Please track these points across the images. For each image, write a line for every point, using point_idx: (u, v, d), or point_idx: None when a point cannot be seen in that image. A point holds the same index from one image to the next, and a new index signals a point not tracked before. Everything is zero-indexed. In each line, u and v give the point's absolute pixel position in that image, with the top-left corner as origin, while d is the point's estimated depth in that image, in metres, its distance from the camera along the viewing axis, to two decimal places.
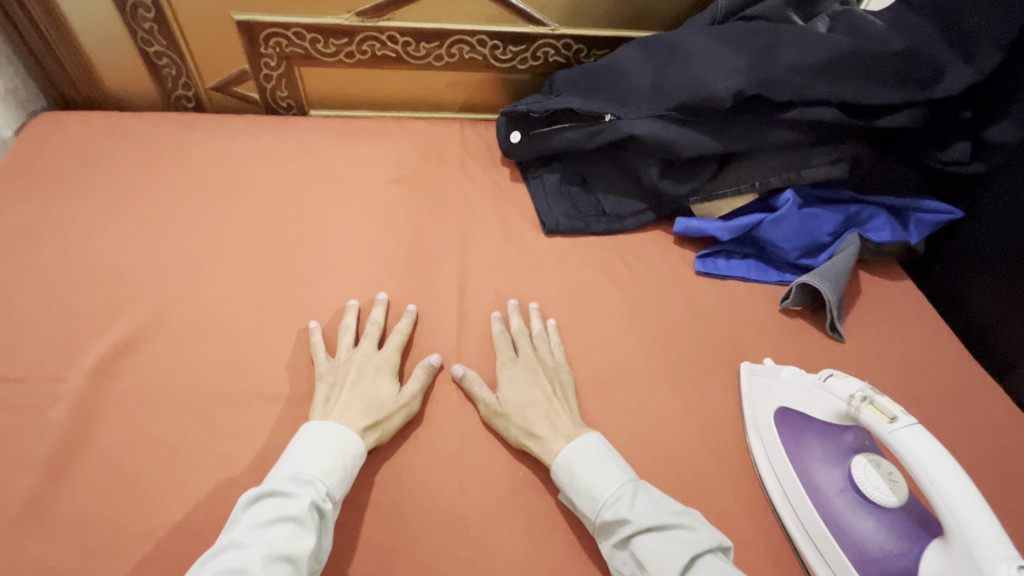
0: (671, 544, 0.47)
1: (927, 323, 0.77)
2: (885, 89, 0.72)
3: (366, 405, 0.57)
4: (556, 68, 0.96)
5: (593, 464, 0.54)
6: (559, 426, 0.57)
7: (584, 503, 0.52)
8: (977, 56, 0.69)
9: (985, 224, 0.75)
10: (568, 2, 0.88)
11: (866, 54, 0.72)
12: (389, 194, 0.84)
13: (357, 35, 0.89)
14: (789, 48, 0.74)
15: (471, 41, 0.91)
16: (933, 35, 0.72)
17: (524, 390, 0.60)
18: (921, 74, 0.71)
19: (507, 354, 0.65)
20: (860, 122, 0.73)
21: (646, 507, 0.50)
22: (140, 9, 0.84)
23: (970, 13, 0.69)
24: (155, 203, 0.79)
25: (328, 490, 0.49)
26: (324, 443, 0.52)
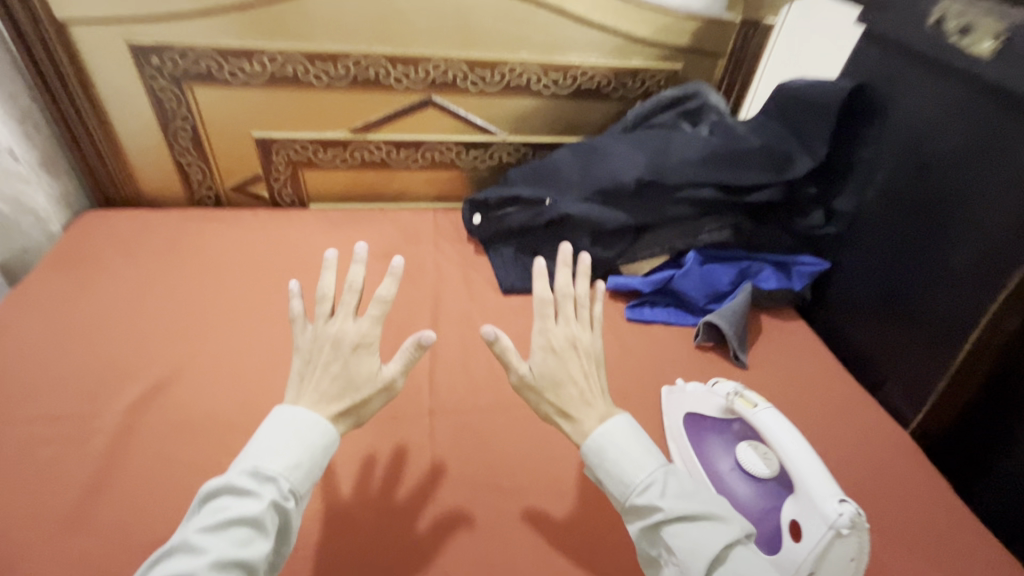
0: (703, 533, 0.52)
1: (814, 354, 0.95)
2: (751, 173, 0.96)
3: (338, 394, 0.58)
4: (508, 166, 1.20)
5: (623, 450, 0.58)
6: (589, 407, 0.62)
7: (614, 486, 0.58)
8: (814, 149, 0.94)
9: (845, 272, 0.96)
10: (515, 118, 1.14)
11: (735, 150, 0.97)
12: (374, 268, 1.03)
13: (351, 146, 1.12)
14: (679, 147, 0.99)
15: (441, 148, 1.16)
16: (784, 136, 0.98)
17: (561, 365, 0.63)
18: (776, 163, 0.96)
19: (549, 321, 0.65)
20: (735, 198, 0.97)
21: (676, 495, 0.55)
22: (180, 131, 1.06)
23: (805, 120, 0.95)
24: (179, 278, 0.96)
25: (291, 488, 0.52)
26: (288, 438, 0.54)
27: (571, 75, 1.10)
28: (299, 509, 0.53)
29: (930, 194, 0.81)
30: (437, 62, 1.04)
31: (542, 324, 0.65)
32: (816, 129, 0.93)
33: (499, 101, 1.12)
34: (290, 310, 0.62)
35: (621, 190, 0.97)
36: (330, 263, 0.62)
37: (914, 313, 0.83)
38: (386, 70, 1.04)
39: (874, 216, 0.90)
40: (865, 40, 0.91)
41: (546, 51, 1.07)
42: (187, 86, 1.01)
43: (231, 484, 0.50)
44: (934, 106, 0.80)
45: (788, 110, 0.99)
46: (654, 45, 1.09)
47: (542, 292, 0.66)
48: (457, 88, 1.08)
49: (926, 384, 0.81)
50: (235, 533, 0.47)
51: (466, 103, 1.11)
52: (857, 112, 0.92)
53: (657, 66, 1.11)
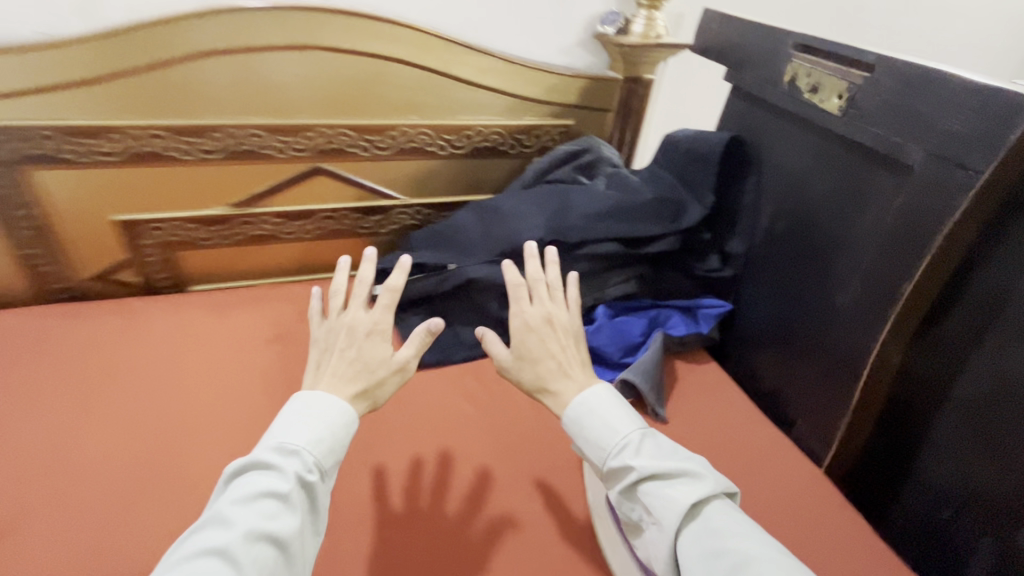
0: (670, 490, 0.62)
1: (726, 397, 0.97)
2: (647, 223, 0.97)
3: (355, 372, 0.69)
4: (411, 229, 1.16)
5: (601, 418, 0.70)
6: (565, 376, 0.76)
7: (595, 452, 0.69)
8: (702, 197, 0.98)
9: (747, 311, 1.00)
10: (412, 180, 1.11)
11: (630, 203, 0.99)
12: (266, 356, 0.95)
13: (233, 222, 1.03)
14: (578, 203, 1.00)
15: (336, 217, 1.09)
16: (675, 184, 1.01)
17: (537, 345, 0.78)
18: (669, 212, 0.98)
19: (525, 308, 0.81)
20: (635, 250, 0.97)
21: (646, 455, 0.66)
22: (19, 222, 0.92)
23: (691, 170, 0.99)
24: (25, 398, 0.83)
25: (314, 461, 0.60)
26: (310, 417, 0.62)
27: (466, 135, 1.08)
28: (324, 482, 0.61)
29: (810, 238, 0.85)
30: (322, 129, 0.99)
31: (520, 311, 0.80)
32: (703, 179, 0.97)
33: (394, 165, 1.08)
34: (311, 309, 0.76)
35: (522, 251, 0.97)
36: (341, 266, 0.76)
37: (810, 351, 0.87)
38: (266, 141, 0.97)
39: (767, 257, 0.95)
40: (736, 96, 0.97)
41: (436, 114, 1.05)
42: (28, 172, 0.89)
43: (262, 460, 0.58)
44: (802, 156, 0.85)
45: (676, 160, 1.03)
46: (544, 103, 1.10)
47: (516, 281, 0.83)
48: (346, 155, 1.03)
49: (834, 420, 0.84)
50: (268, 500, 0.54)
51: (358, 169, 1.06)
52: (738, 162, 0.98)
53: (549, 124, 1.12)
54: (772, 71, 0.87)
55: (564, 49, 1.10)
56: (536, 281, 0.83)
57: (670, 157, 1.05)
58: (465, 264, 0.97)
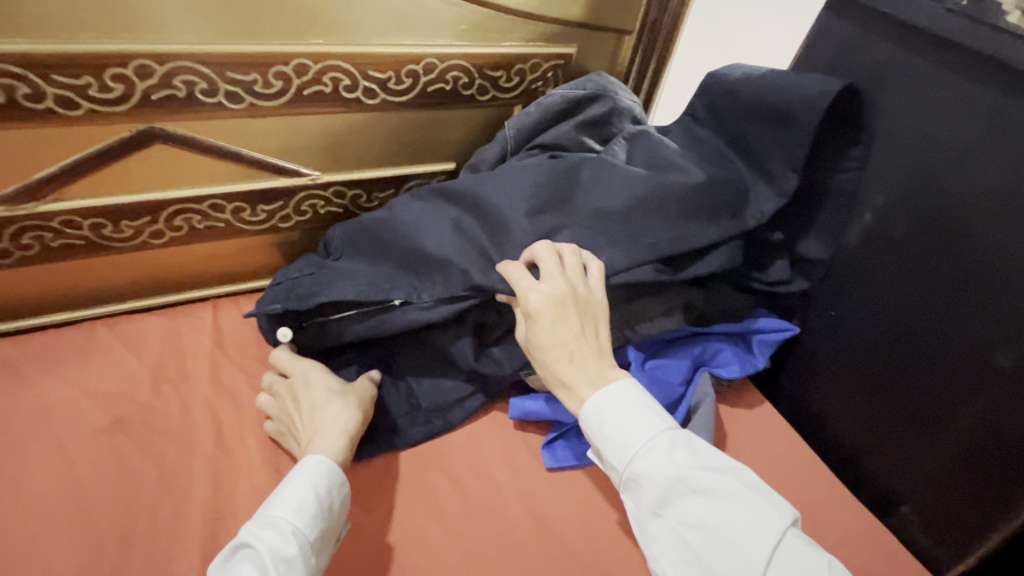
0: (724, 511, 0.45)
1: (791, 463, 0.71)
2: (702, 224, 0.62)
3: (329, 402, 0.59)
4: (329, 219, 0.76)
5: (626, 410, 0.51)
6: (584, 371, 0.53)
7: (613, 452, 0.51)
8: (776, 176, 0.63)
9: (820, 338, 0.72)
10: (324, 146, 0.69)
11: (667, 187, 0.63)
12: (86, 462, 0.56)
13: (7, 228, 0.60)
14: (590, 190, 0.65)
15: (202, 209, 0.68)
16: (729, 155, 0.67)
17: (548, 334, 0.53)
18: (729, 203, 0.63)
19: (530, 282, 0.54)
20: (676, 274, 0.63)
21: (683, 459, 0.48)
22: None
23: (755, 134, 0.65)
24: None
25: (295, 529, 0.47)
26: (290, 478, 0.51)
27: (408, 72, 0.67)
28: (312, 560, 0.47)
29: (964, 261, 0.56)
30: (146, 63, 0.55)
31: (523, 284, 0.55)
32: (779, 156, 0.62)
33: (292, 123, 0.66)
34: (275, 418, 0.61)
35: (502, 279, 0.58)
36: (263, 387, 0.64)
37: (939, 420, 0.60)
38: (34, 87, 0.53)
39: (865, 269, 0.65)
40: (846, 20, 0.63)
41: (357, 34, 0.62)
42: None
43: (234, 543, 0.46)
44: (971, 129, 0.54)
45: (730, 117, 0.67)
46: (530, 19, 0.70)
47: (509, 265, 0.57)
48: (203, 110, 0.60)
49: (964, 511, 0.59)
50: None
51: (229, 131, 0.63)
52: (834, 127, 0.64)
53: (537, 53, 0.72)
54: None
55: None
56: (540, 250, 0.57)
57: (721, 110, 0.68)
58: (415, 302, 0.61)
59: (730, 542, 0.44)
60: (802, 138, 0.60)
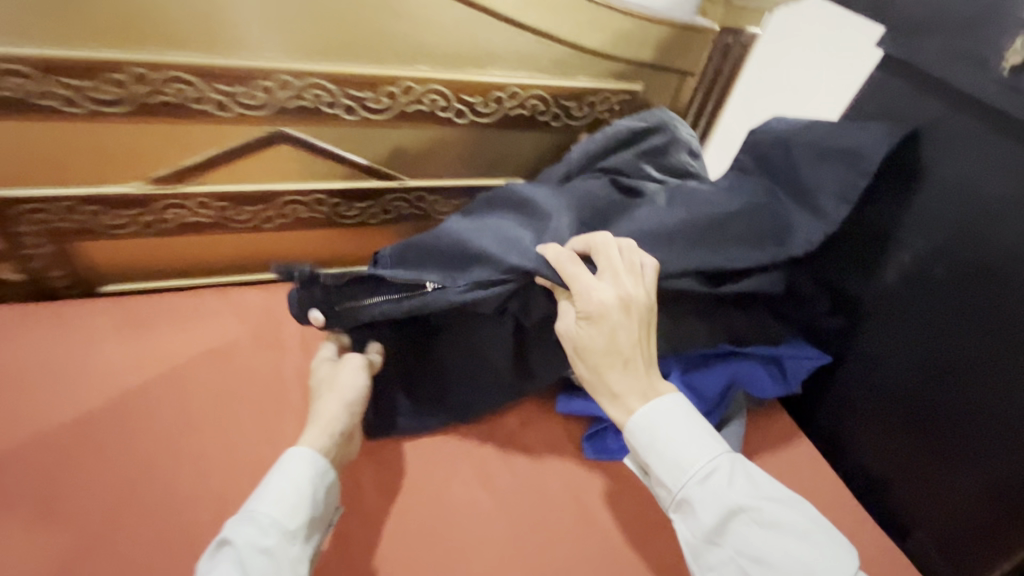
0: (780, 542, 0.52)
1: (817, 481, 0.75)
2: (746, 248, 0.68)
3: (330, 375, 0.67)
4: (409, 219, 0.86)
5: (685, 435, 0.58)
6: (634, 380, 0.60)
7: (671, 474, 0.57)
8: (824, 210, 0.68)
9: (854, 370, 0.76)
10: (415, 156, 0.80)
11: (709, 219, 0.69)
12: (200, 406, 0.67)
13: (156, 204, 0.72)
14: (646, 213, 0.71)
15: (307, 202, 0.79)
16: (775, 189, 0.71)
17: (604, 338, 0.60)
18: (771, 230, 0.69)
19: (591, 281, 0.61)
20: (713, 286, 0.69)
21: (740, 488, 0.55)
22: None
23: (807, 173, 0.69)
24: None
25: (274, 520, 0.53)
26: (274, 472, 0.56)
27: (494, 98, 0.76)
28: (294, 546, 0.53)
29: (1000, 308, 0.61)
30: (285, 78, 0.66)
31: (584, 283, 0.61)
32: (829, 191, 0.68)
33: (391, 134, 0.76)
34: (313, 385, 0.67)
35: (546, 262, 0.64)
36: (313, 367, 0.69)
37: (967, 454, 0.65)
38: (200, 91, 0.64)
39: (903, 309, 0.69)
40: (898, 78, 0.69)
41: (457, 64, 0.72)
42: None
43: (218, 539, 0.51)
44: (1008, 185, 0.60)
45: (780, 159, 0.72)
46: (606, 58, 0.78)
47: (566, 259, 0.63)
48: (324, 118, 0.71)
49: (981, 536, 0.65)
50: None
51: (341, 137, 0.74)
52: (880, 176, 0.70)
53: (607, 88, 0.81)
54: (979, 42, 0.61)
55: None
56: (601, 243, 0.65)
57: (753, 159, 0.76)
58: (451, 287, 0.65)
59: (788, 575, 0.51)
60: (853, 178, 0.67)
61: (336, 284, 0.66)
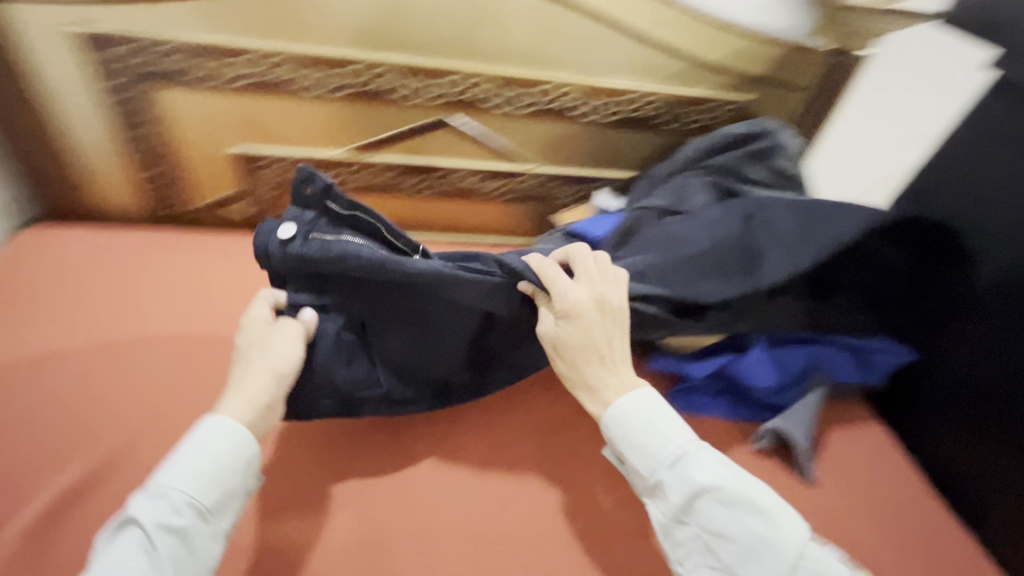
0: (738, 517, 0.58)
1: (887, 463, 0.81)
2: (716, 284, 0.76)
3: (265, 338, 0.65)
4: (534, 199, 1.03)
5: (652, 424, 0.64)
6: (610, 376, 0.67)
7: (643, 461, 0.63)
8: (813, 243, 0.76)
9: (941, 365, 0.81)
10: (546, 147, 0.96)
11: (697, 252, 0.78)
12: None
13: (350, 168, 0.94)
14: (688, 226, 0.81)
15: (456, 176, 0.98)
16: (747, 224, 0.79)
17: (582, 333, 0.66)
18: (741, 263, 0.77)
19: (568, 283, 0.67)
20: (688, 316, 0.77)
21: (703, 470, 0.61)
22: (144, 140, 0.86)
23: (783, 217, 0.78)
24: (133, 326, 0.79)
25: (186, 499, 0.53)
26: (190, 447, 0.56)
27: (619, 102, 0.91)
28: (207, 525, 0.54)
29: None
30: (458, 77, 0.85)
31: (563, 284, 0.67)
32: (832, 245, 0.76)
33: (530, 127, 0.93)
34: (245, 348, 0.65)
35: (528, 267, 0.70)
36: (242, 332, 0.66)
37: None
38: (397, 84, 0.85)
39: (984, 310, 0.75)
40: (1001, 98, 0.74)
41: (592, 72, 0.88)
42: (152, 88, 0.81)
43: (125, 517, 0.52)
44: None
45: (759, 198, 0.82)
46: (720, 72, 0.91)
47: (545, 265, 0.69)
48: (482, 109, 0.89)
49: None
50: (128, 559, 0.49)
51: (491, 126, 0.92)
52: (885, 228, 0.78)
53: (719, 98, 0.93)
54: None
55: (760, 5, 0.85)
56: (579, 251, 0.72)
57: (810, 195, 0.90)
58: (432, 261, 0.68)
59: (744, 544, 0.57)
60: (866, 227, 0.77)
61: (346, 207, 0.67)
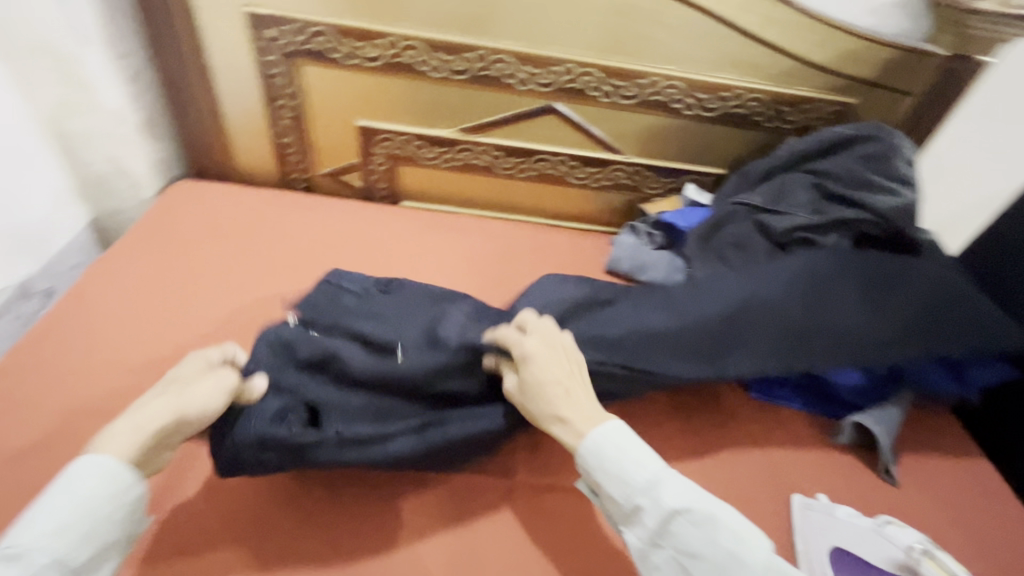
0: (713, 540, 0.54)
1: (974, 475, 0.80)
2: (687, 363, 0.73)
3: (196, 378, 0.59)
4: (624, 188, 1.07)
5: (621, 453, 0.59)
6: (582, 408, 0.62)
7: (617, 487, 0.58)
8: (797, 352, 0.75)
9: None
10: (642, 137, 1.00)
11: (679, 329, 0.74)
12: (463, 282, 0.93)
13: (456, 146, 1.01)
14: (689, 296, 0.79)
15: (553, 161, 1.03)
16: (746, 308, 0.76)
17: (545, 370, 0.63)
18: (718, 352, 0.74)
19: (517, 336, 0.65)
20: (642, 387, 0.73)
21: (676, 493, 0.57)
22: (284, 109, 0.97)
23: (783, 316, 0.76)
24: (261, 271, 0.89)
25: (53, 559, 0.47)
26: (59, 496, 0.49)
27: (721, 97, 0.94)
28: None
29: None
30: (570, 66, 0.91)
31: (512, 336, 0.65)
32: (837, 329, 0.76)
33: (630, 117, 0.97)
34: (174, 382, 0.59)
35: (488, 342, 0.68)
36: (178, 369, 0.60)
37: None
38: (513, 69, 0.91)
39: None
40: None
41: (698, 66, 0.91)
42: (296, 62, 0.91)
43: None
44: None
45: (761, 282, 0.79)
46: (828, 73, 0.91)
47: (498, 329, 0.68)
48: (587, 97, 0.94)
49: None
50: None
51: (592, 115, 0.97)
52: (883, 299, 0.79)
53: (824, 99, 0.94)
54: None
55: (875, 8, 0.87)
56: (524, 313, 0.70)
57: (903, 226, 0.83)
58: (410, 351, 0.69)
59: (719, 570, 0.53)
60: (869, 300, 0.78)
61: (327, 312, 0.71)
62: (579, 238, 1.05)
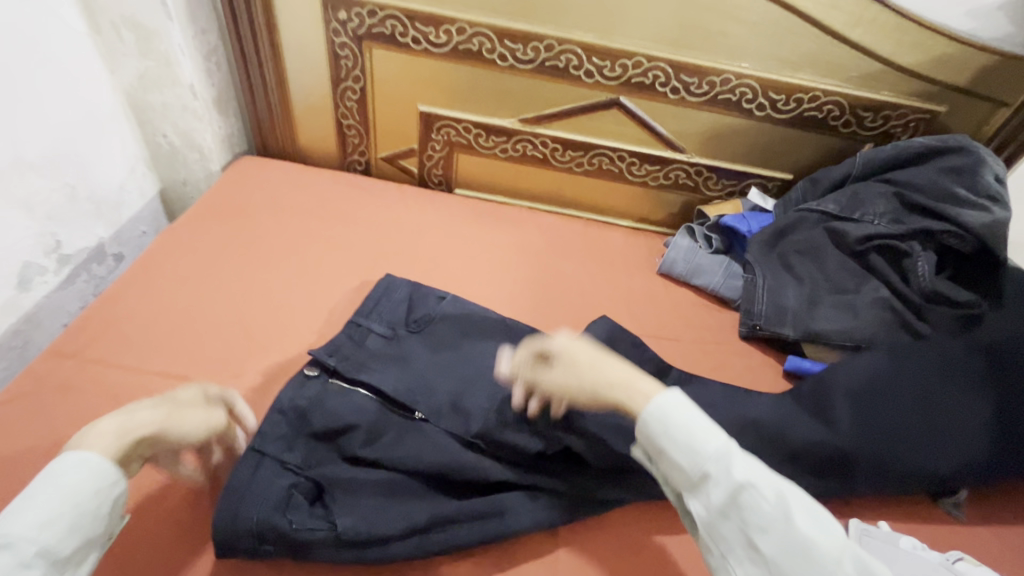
0: (791, 513, 0.50)
1: None
2: None
3: (192, 404, 0.60)
4: (683, 188, 1.04)
5: (690, 419, 0.54)
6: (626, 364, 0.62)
7: (683, 453, 0.53)
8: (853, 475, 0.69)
9: None
10: (706, 136, 0.96)
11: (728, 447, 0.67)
12: (514, 273, 0.92)
13: (515, 136, 1.00)
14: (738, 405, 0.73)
15: (612, 156, 1.01)
16: (799, 425, 0.71)
17: (573, 346, 0.65)
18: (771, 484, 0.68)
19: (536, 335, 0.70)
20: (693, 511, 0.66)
21: (750, 464, 0.52)
22: (349, 91, 0.99)
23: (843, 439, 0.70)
24: (319, 249, 0.91)
25: (40, 549, 0.45)
26: (49, 486, 0.48)
27: (796, 98, 0.90)
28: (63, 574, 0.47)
29: None
30: (640, 60, 0.88)
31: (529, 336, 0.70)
32: (893, 429, 0.71)
33: (696, 115, 0.94)
34: (173, 401, 0.59)
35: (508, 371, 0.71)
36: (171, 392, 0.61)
37: None
38: (580, 61, 0.90)
39: None
40: None
41: (775, 65, 0.87)
42: (365, 46, 0.92)
43: None
44: None
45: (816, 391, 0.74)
46: (917, 78, 0.86)
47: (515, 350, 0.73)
48: (654, 93, 0.92)
49: None
50: None
51: (657, 111, 0.94)
52: (942, 383, 0.73)
53: (908, 106, 0.88)
54: None
55: (977, 10, 0.80)
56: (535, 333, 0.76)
57: (993, 243, 0.77)
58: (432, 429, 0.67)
59: (794, 547, 0.49)
60: (930, 373, 0.74)
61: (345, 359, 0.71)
62: (633, 237, 1.03)
